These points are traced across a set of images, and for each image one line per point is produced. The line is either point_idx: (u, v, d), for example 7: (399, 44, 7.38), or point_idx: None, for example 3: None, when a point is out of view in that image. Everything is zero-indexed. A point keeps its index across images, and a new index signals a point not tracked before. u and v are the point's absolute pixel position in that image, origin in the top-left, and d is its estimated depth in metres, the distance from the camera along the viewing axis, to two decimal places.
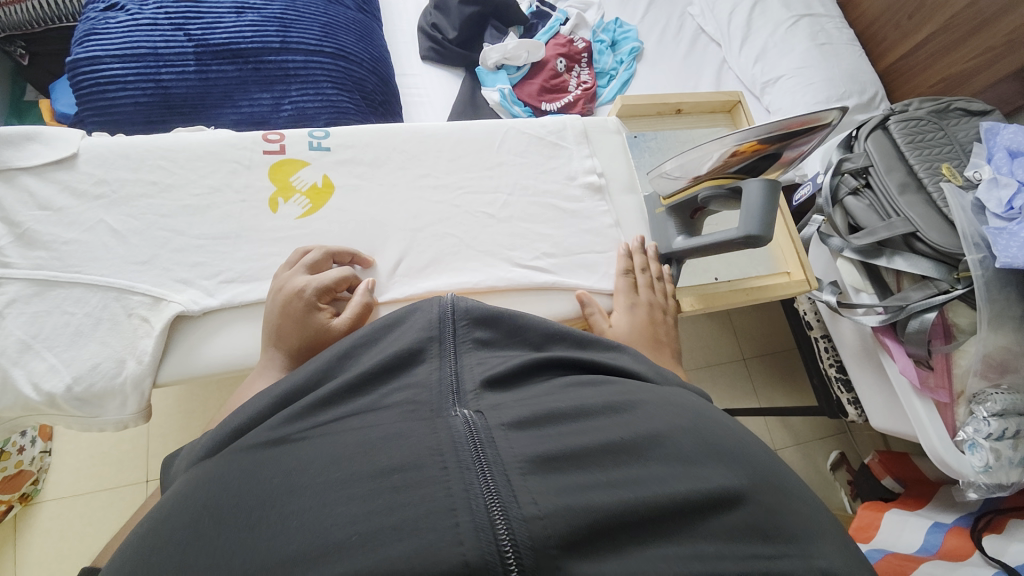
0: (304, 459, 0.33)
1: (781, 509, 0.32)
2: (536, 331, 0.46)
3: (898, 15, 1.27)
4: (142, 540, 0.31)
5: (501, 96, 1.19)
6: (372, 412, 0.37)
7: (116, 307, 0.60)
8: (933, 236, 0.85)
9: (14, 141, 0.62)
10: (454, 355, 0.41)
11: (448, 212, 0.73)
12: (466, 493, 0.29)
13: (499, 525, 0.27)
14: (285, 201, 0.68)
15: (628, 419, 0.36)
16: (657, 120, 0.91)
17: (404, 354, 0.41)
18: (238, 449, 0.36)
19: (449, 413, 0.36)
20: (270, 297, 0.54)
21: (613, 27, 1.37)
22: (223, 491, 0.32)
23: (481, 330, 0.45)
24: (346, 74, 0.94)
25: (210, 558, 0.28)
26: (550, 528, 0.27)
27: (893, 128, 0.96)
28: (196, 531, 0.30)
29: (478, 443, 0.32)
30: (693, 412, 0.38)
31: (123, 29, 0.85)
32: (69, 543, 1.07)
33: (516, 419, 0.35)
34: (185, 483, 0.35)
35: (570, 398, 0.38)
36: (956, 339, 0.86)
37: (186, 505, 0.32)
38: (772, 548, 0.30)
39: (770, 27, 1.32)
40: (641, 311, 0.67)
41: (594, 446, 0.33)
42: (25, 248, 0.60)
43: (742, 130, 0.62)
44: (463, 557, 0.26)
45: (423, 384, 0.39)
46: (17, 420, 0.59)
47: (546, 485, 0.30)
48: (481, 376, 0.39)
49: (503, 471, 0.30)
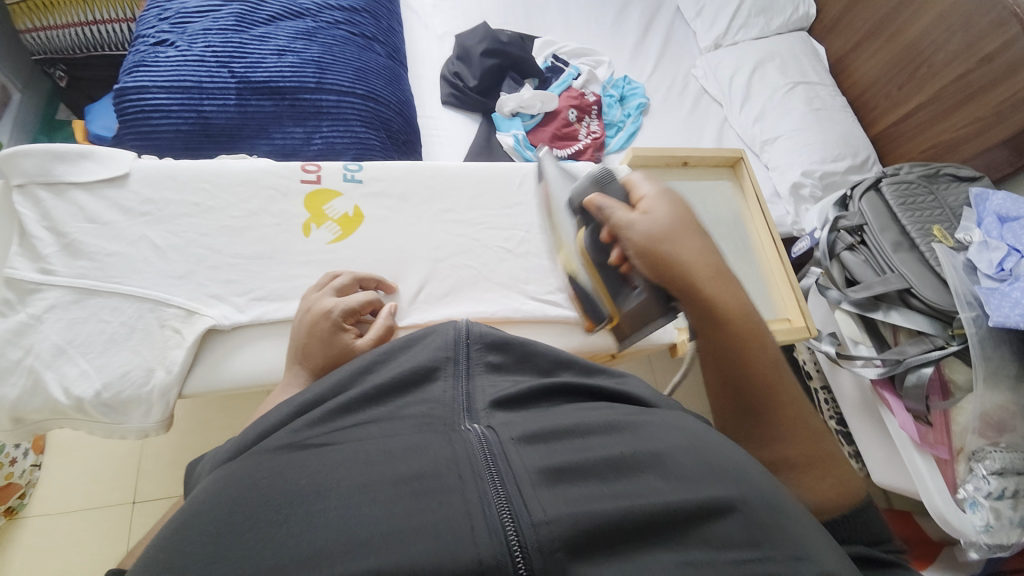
0: (328, 461, 0.35)
1: (781, 524, 0.33)
2: (545, 357, 0.48)
3: (888, 86, 1.38)
4: (170, 535, 0.32)
5: (516, 140, 1.27)
6: (390, 421, 0.39)
7: (150, 318, 0.62)
8: (927, 292, 0.89)
9: (69, 158, 0.65)
10: (467, 376, 0.44)
11: (467, 245, 0.77)
12: (480, 501, 0.32)
13: (508, 530, 0.30)
14: (318, 227, 0.72)
15: (629, 436, 0.37)
16: (665, 170, 0.97)
17: (419, 370, 0.44)
18: (260, 451, 0.37)
19: (461, 428, 0.38)
20: (299, 316, 0.56)
21: (622, 83, 1.45)
22: (246, 486, 0.33)
23: (494, 354, 0.47)
24: (374, 114, 1.00)
25: (237, 546, 0.30)
26: (556, 532, 0.30)
27: (885, 190, 1.03)
28: (218, 526, 0.31)
29: (490, 457, 0.35)
30: (693, 432, 0.39)
31: (173, 64, 0.92)
32: (47, 564, 1.04)
33: (526, 434, 0.37)
34: (209, 482, 0.36)
35: (575, 416, 0.40)
36: (953, 396, 0.89)
37: (215, 500, 0.33)
38: (762, 553, 0.32)
39: (769, 91, 1.42)
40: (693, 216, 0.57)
41: (598, 460, 0.35)
42: (69, 257, 0.62)
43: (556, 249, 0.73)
44: (477, 555, 0.29)
45: (437, 400, 0.41)
46: (41, 424, 0.60)
47: (553, 496, 0.32)
48: (491, 397, 0.42)
49: (514, 481, 0.33)
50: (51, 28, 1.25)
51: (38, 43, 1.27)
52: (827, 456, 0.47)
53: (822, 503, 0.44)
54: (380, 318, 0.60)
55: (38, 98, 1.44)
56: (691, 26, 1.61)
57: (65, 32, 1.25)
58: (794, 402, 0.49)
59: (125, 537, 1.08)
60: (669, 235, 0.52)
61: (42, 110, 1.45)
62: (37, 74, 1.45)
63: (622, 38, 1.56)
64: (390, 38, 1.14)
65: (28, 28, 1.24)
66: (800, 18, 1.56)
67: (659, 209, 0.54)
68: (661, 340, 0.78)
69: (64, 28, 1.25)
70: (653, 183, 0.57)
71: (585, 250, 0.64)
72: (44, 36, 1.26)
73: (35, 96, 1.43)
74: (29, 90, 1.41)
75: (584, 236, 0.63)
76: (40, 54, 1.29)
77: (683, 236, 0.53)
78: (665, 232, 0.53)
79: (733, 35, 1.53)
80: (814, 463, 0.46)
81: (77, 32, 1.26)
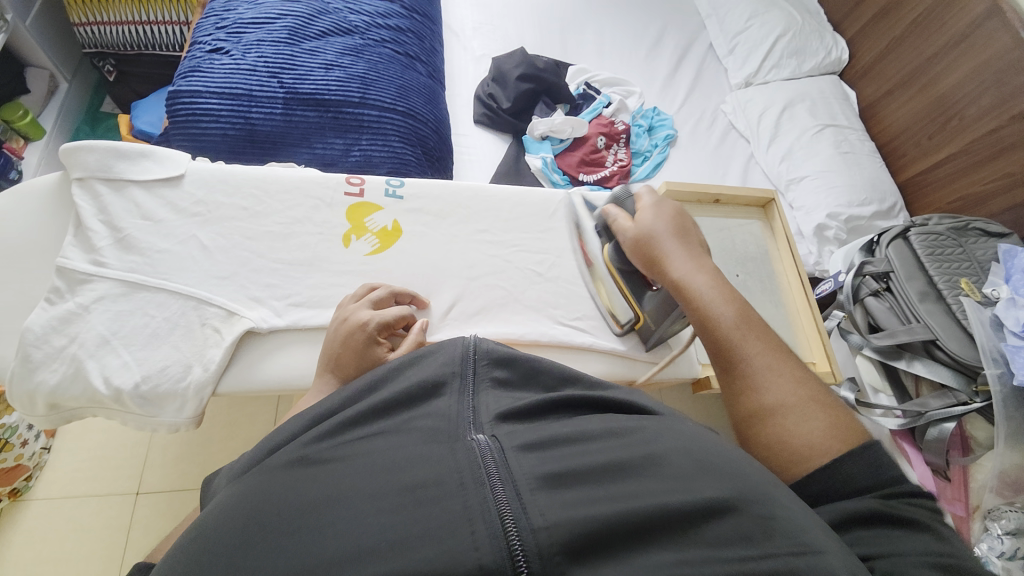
0: (339, 473, 0.35)
1: (773, 515, 0.33)
2: (551, 375, 0.47)
3: (917, 135, 1.38)
4: (192, 543, 0.32)
5: (543, 164, 1.29)
6: (397, 433, 0.39)
7: (192, 316, 0.64)
8: (952, 345, 0.91)
9: (131, 156, 0.68)
10: (472, 391, 0.43)
11: (500, 266, 0.78)
12: (481, 504, 0.31)
13: (508, 532, 0.30)
14: (357, 238, 0.74)
15: (629, 443, 0.38)
16: (696, 206, 0.98)
17: (424, 385, 0.43)
18: (270, 466, 0.37)
19: (465, 437, 0.38)
20: (335, 325, 0.58)
21: (651, 114, 1.47)
22: (261, 499, 0.34)
23: (500, 370, 0.46)
24: (412, 131, 1.03)
25: (253, 553, 0.30)
26: (555, 537, 0.30)
27: (914, 239, 1.03)
28: (236, 536, 0.32)
29: (491, 464, 0.34)
30: (691, 438, 0.39)
31: (226, 71, 0.96)
32: (49, 548, 1.05)
33: (527, 442, 0.37)
34: (225, 494, 0.37)
35: (574, 424, 0.39)
36: (974, 453, 0.92)
37: (232, 512, 0.34)
38: (761, 551, 0.31)
39: (798, 132, 1.43)
40: (687, 218, 0.66)
41: (596, 465, 0.35)
42: (121, 251, 0.65)
43: (583, 270, 0.80)
44: (478, 560, 0.29)
45: (443, 413, 0.40)
46: (76, 410, 0.61)
47: (552, 499, 0.32)
48: (495, 410, 0.41)
49: (514, 486, 0.33)
50: (104, 24, 1.30)
51: (90, 37, 1.32)
52: (813, 398, 0.47)
53: (814, 446, 0.44)
54: (411, 332, 0.61)
55: (85, 89, 1.52)
56: (723, 62, 1.63)
57: (120, 28, 1.31)
58: (773, 355, 0.51)
59: (125, 530, 1.08)
60: (650, 230, 0.64)
61: (87, 100, 1.52)
62: (87, 66, 1.52)
63: (653, 69, 1.58)
64: (431, 58, 1.18)
65: (82, 22, 1.30)
66: (833, 62, 1.58)
67: (653, 207, 0.66)
68: (685, 375, 0.78)
69: (117, 26, 1.30)
70: (652, 195, 0.68)
71: (612, 261, 0.71)
72: (96, 30, 1.31)
73: (82, 85, 1.51)
74: (76, 79, 1.48)
75: (608, 251, 0.72)
76: (92, 48, 1.35)
77: (665, 228, 0.64)
78: (649, 227, 0.64)
79: (764, 74, 1.55)
80: (802, 409, 0.46)
81: (130, 30, 1.31)
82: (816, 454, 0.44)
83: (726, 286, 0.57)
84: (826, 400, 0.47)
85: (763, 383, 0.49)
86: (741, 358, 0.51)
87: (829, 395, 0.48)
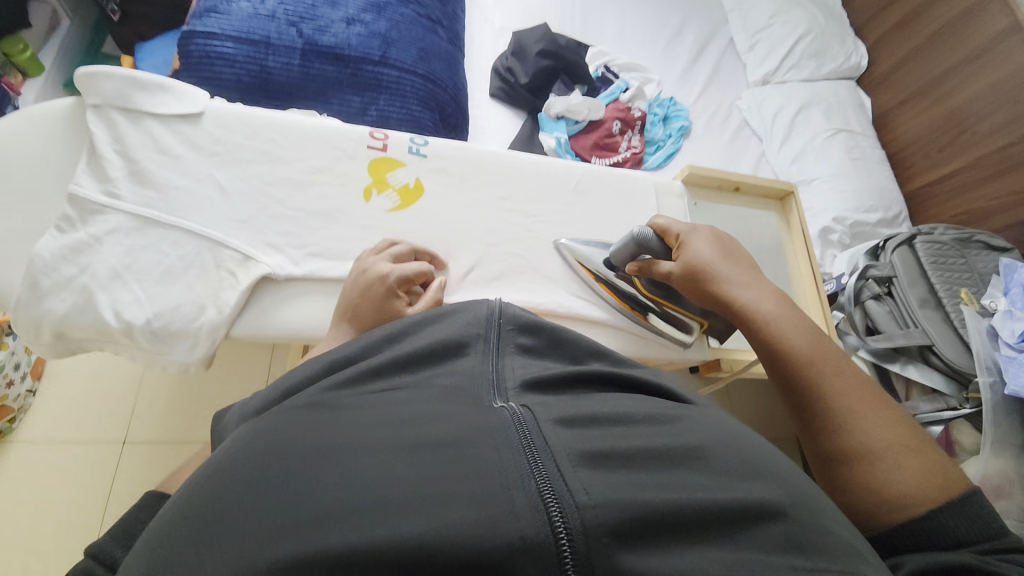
0: (365, 425, 0.34)
1: (823, 529, 0.32)
2: (577, 346, 0.47)
3: (928, 146, 1.39)
4: (204, 485, 0.31)
5: (557, 143, 1.27)
6: (418, 388, 0.39)
7: (207, 257, 0.62)
8: (947, 352, 0.95)
9: (149, 88, 0.66)
10: (497, 354, 0.43)
11: (520, 235, 0.77)
12: (517, 474, 0.29)
13: (550, 507, 0.28)
14: (378, 193, 0.73)
15: (669, 429, 0.36)
16: (716, 193, 0.97)
17: (448, 343, 0.43)
18: (285, 408, 0.37)
19: (493, 404, 0.36)
20: (353, 275, 0.57)
21: (667, 104, 1.44)
22: (281, 441, 0.33)
23: (525, 337, 0.46)
24: (431, 95, 1.01)
25: (266, 498, 0.29)
26: (602, 518, 0.27)
27: (919, 247, 1.05)
28: (248, 478, 0.30)
29: (528, 433, 0.33)
30: (733, 434, 0.38)
31: (243, 15, 0.92)
32: (32, 491, 1.04)
33: (564, 417, 0.35)
34: (239, 433, 0.36)
35: (613, 405, 0.38)
36: (957, 456, 0.95)
37: (247, 452, 0.33)
38: (813, 562, 0.29)
39: (812, 133, 1.43)
40: (730, 242, 0.68)
41: (640, 449, 0.33)
42: (135, 184, 0.63)
43: (621, 318, 0.76)
44: (520, 533, 0.26)
45: (465, 373, 0.40)
46: (82, 342, 0.60)
47: (595, 476, 0.30)
48: (522, 377, 0.40)
49: (553, 458, 0.31)
50: None
51: None
52: (901, 440, 0.46)
53: (914, 494, 0.43)
54: (429, 290, 0.61)
55: (86, 27, 1.45)
56: (743, 59, 1.60)
57: None
58: (850, 393, 0.50)
59: (111, 473, 1.07)
60: (700, 259, 0.65)
61: (89, 39, 1.46)
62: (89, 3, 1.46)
63: (673, 58, 1.56)
64: (452, 24, 1.14)
65: None
66: (851, 67, 1.57)
67: (700, 233, 0.68)
68: (693, 359, 0.78)
69: None
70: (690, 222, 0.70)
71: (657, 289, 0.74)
72: None
73: (84, 23, 1.44)
74: (78, 17, 1.42)
75: (642, 282, 0.74)
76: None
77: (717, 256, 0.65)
78: (694, 254, 0.65)
79: (782, 73, 1.53)
80: (888, 454, 0.45)
81: None
82: (908, 502, 0.43)
83: (799, 318, 0.57)
84: (917, 443, 0.46)
85: (848, 425, 0.48)
86: (820, 397, 0.50)
87: (917, 434, 0.48)
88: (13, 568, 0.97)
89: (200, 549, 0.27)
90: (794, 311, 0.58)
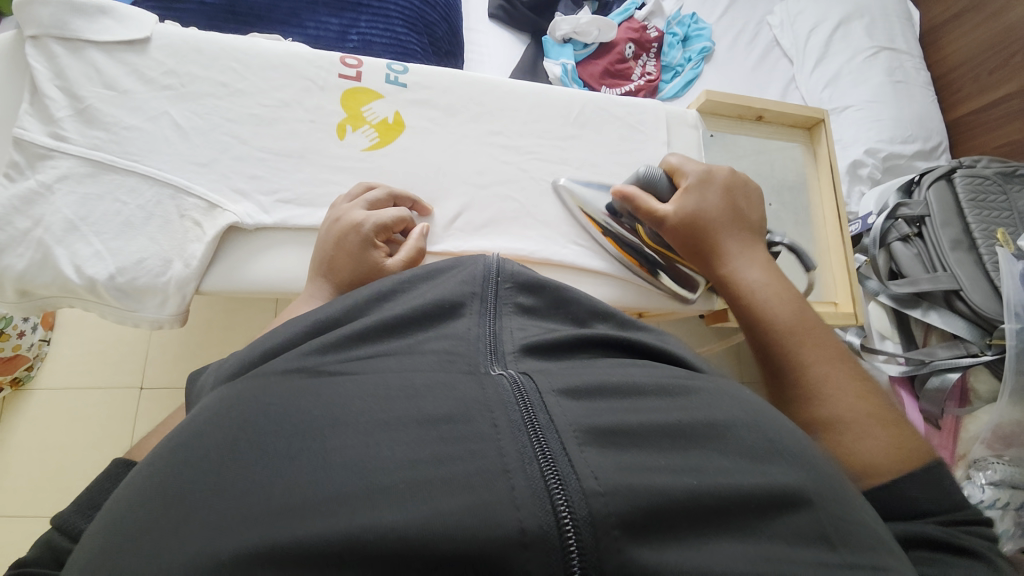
0: (347, 394, 0.31)
1: (848, 518, 0.30)
2: (582, 306, 0.43)
3: (979, 68, 1.24)
4: (171, 458, 0.29)
5: (563, 71, 1.15)
6: (409, 355, 0.35)
7: (169, 206, 0.58)
8: (975, 297, 0.89)
9: (87, 11, 0.59)
10: (494, 316, 0.39)
11: (512, 174, 0.71)
12: (519, 456, 0.27)
13: (554, 493, 0.25)
14: (353, 130, 0.66)
15: (684, 402, 0.33)
16: (737, 123, 0.88)
17: (443, 303, 0.40)
18: (264, 373, 0.34)
19: (488, 371, 0.33)
20: (327, 225, 0.53)
21: (688, 21, 1.29)
22: (259, 410, 0.30)
23: (525, 296, 0.42)
24: (418, 15, 0.90)
25: (240, 477, 0.27)
26: (612, 506, 0.25)
27: (957, 182, 0.96)
28: (221, 455, 0.28)
29: (530, 407, 0.30)
30: (753, 406, 0.34)
31: None
32: (61, 432, 1.09)
33: (568, 388, 0.32)
34: (210, 399, 0.34)
35: (621, 373, 0.35)
36: (970, 404, 0.93)
37: (218, 422, 0.30)
38: (840, 558, 0.28)
39: (850, 52, 1.27)
40: (741, 196, 0.63)
41: (651, 427, 0.31)
42: (83, 125, 0.58)
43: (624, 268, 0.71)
44: (520, 524, 0.24)
45: (460, 337, 0.37)
46: (50, 299, 0.58)
47: (603, 458, 0.28)
48: (521, 341, 0.37)
49: (556, 437, 0.28)
50: None
51: None
52: (874, 414, 0.44)
53: (875, 465, 0.41)
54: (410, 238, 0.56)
55: None
56: None
57: None
58: (824, 362, 0.48)
59: (132, 416, 1.11)
60: (698, 211, 0.61)
61: None
62: None
63: None
64: None
65: None
66: None
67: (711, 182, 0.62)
68: (697, 309, 0.74)
69: None
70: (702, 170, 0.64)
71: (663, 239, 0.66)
72: None
73: None
74: None
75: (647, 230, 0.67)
76: None
77: (717, 212, 0.61)
78: (690, 205, 0.61)
79: None
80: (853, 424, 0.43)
81: None
82: (869, 471, 0.41)
83: (786, 288, 0.55)
84: (888, 419, 0.44)
85: (819, 391, 0.46)
86: (795, 361, 0.48)
87: (891, 411, 0.45)
88: (52, 501, 1.04)
89: (171, 530, 0.25)
90: (782, 280, 0.56)
